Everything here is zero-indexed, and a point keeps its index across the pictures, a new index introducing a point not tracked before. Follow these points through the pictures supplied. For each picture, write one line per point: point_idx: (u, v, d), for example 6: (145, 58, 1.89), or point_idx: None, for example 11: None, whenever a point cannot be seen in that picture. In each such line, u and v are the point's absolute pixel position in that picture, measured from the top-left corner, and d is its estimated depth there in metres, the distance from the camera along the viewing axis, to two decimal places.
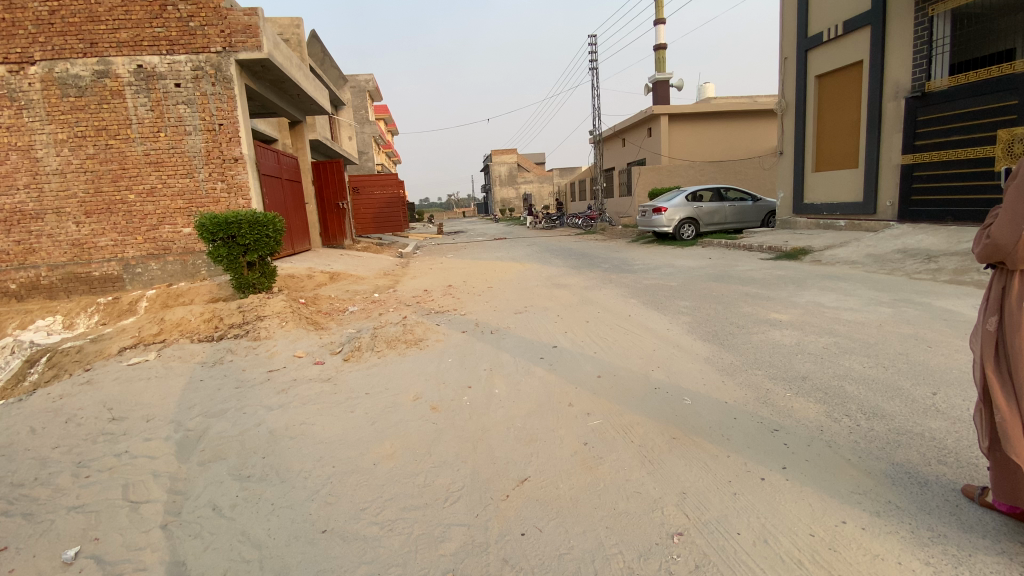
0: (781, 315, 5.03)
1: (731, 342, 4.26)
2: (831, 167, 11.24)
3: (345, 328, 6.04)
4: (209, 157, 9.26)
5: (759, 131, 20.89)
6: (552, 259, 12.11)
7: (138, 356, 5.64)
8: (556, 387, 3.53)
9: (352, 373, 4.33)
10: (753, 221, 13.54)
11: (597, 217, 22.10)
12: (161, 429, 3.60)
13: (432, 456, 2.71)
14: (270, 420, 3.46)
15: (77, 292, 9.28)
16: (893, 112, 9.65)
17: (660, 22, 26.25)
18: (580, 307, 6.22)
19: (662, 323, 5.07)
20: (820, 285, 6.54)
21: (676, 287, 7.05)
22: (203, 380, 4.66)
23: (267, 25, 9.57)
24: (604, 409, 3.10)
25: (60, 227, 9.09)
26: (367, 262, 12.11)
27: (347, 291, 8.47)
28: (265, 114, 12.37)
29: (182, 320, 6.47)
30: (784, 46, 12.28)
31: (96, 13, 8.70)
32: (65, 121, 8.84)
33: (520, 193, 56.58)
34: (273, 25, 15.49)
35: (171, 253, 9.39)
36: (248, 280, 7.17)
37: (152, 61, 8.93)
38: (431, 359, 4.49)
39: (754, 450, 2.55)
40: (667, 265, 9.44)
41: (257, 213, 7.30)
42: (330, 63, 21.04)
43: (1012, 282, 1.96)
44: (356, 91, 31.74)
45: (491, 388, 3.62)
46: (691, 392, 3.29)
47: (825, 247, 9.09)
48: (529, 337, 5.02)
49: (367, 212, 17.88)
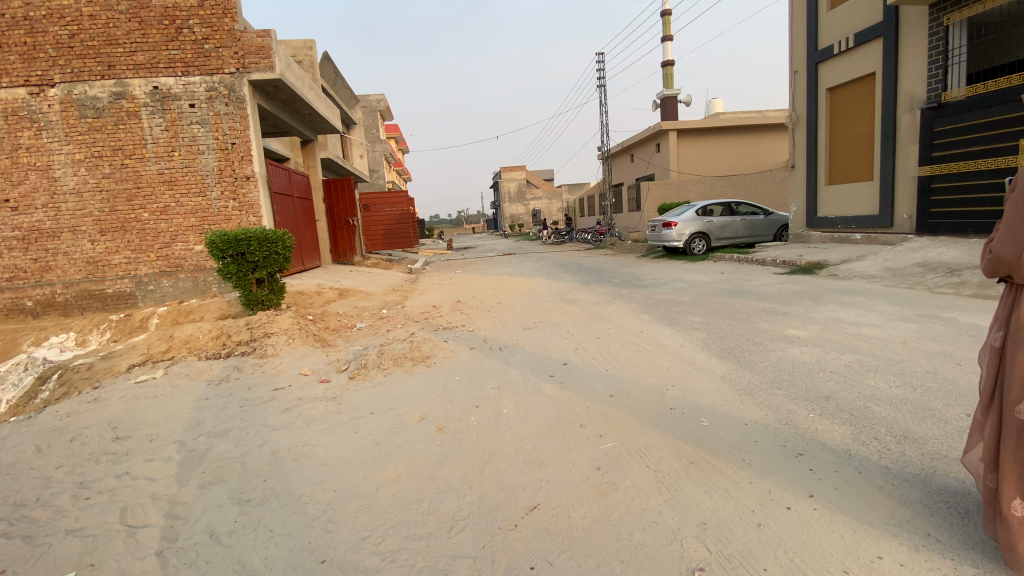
0: (799, 331, 4.87)
1: (748, 359, 4.11)
2: (845, 179, 11.07)
3: (352, 345, 5.98)
4: (222, 176, 9.36)
5: (769, 145, 20.81)
6: (562, 274, 12.03)
7: (147, 373, 5.61)
8: (566, 406, 3.41)
9: (358, 392, 4.25)
10: (766, 236, 13.37)
11: (606, 232, 22.04)
12: (164, 448, 3.53)
13: (438, 481, 2.60)
14: (273, 441, 3.37)
15: (90, 309, 9.36)
16: (908, 123, 9.51)
17: (667, 39, 26.46)
18: (591, 323, 6.11)
19: (676, 340, 4.93)
20: (838, 300, 6.37)
21: (688, 303, 6.92)
22: (209, 398, 4.60)
23: (280, 46, 9.73)
24: (616, 431, 2.97)
25: (76, 244, 9.21)
26: (377, 278, 12.12)
27: (356, 307, 8.45)
28: (278, 133, 12.53)
29: (191, 337, 6.46)
30: (794, 59, 12.23)
31: (115, 37, 8.92)
32: (83, 142, 9.01)
33: (529, 209, 56.83)
34: (287, 47, 15.83)
35: (183, 270, 9.46)
36: (257, 297, 7.15)
37: (168, 82, 9.10)
38: (438, 377, 4.38)
39: (777, 476, 2.40)
40: (678, 280, 9.31)
41: (267, 230, 7.28)
42: (342, 83, 21.44)
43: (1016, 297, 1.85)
44: (368, 111, 32.31)
45: (499, 408, 3.50)
46: (708, 412, 3.14)
47: (842, 261, 8.91)
48: (538, 354, 4.91)
49: (377, 229, 17.99)
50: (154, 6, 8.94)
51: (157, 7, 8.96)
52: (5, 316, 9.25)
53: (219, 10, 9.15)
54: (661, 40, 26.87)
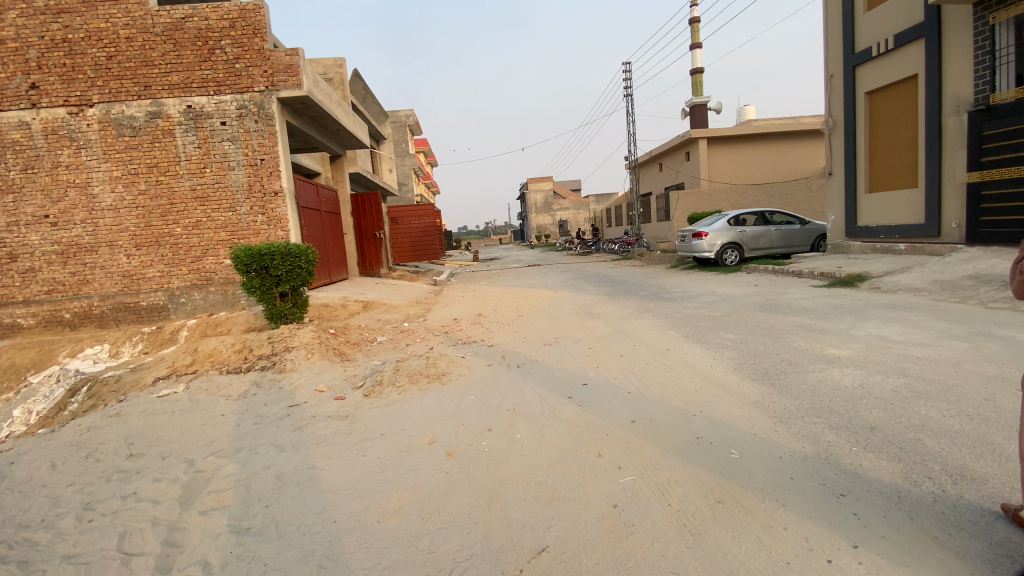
0: (839, 350, 4.53)
1: (783, 382, 3.81)
2: (887, 186, 10.50)
3: (371, 360, 5.91)
4: (251, 191, 9.56)
5: (804, 152, 20.15)
6: (587, 286, 11.79)
7: (169, 388, 5.66)
8: (583, 432, 3.20)
9: (370, 411, 4.13)
10: (802, 246, 12.81)
11: (634, 243, 21.68)
12: (174, 468, 3.49)
13: (442, 514, 2.44)
14: (280, 462, 3.28)
15: (125, 322, 9.65)
16: (955, 127, 8.97)
17: (695, 46, 26.07)
18: (615, 339, 5.87)
19: (704, 359, 4.65)
20: (881, 315, 5.96)
21: (718, 318, 6.60)
22: (225, 415, 4.58)
23: (308, 64, 9.93)
24: (636, 462, 2.75)
25: (112, 258, 9.52)
26: (402, 290, 12.14)
27: (378, 320, 8.44)
28: (307, 149, 12.77)
29: (214, 350, 6.52)
30: (829, 63, 11.75)
31: (151, 58, 9.27)
32: (119, 159, 9.35)
33: (556, 219, 56.64)
34: (318, 65, 16.25)
35: (213, 284, 9.66)
36: (280, 311, 7.18)
37: (200, 101, 9.38)
38: (452, 396, 4.22)
39: (817, 521, 2.14)
40: (708, 293, 8.97)
41: (291, 244, 7.32)
42: (372, 99, 21.87)
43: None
44: (397, 126, 32.90)
45: (513, 432, 3.32)
46: (738, 442, 2.88)
47: (885, 273, 8.40)
48: (558, 372, 4.70)
49: (404, 241, 18.12)
50: (188, 28, 9.28)
51: (191, 29, 9.30)
52: (45, 327, 9.60)
53: (249, 30, 9.42)
54: (689, 48, 26.48)
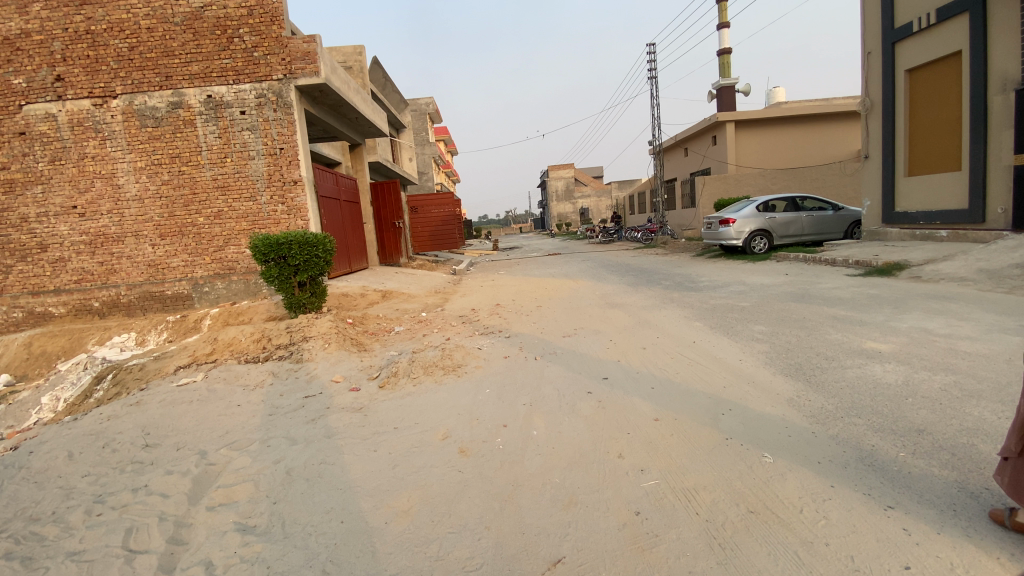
0: (880, 345, 4.23)
1: (819, 379, 3.56)
2: (927, 169, 9.90)
3: (388, 350, 5.82)
4: (271, 181, 9.56)
5: (836, 135, 19.31)
6: (608, 275, 11.54)
7: (189, 377, 5.69)
8: (603, 431, 3.02)
9: (384, 403, 4.03)
10: (835, 233, 12.27)
11: (657, 230, 21.23)
12: (186, 460, 3.47)
13: (453, 517, 2.31)
14: (290, 457, 3.20)
15: (151, 310, 9.83)
16: (1002, 106, 8.40)
17: (723, 26, 25.08)
18: (637, 330, 5.65)
19: (732, 353, 4.40)
20: (923, 306, 5.59)
21: (747, 308, 6.31)
22: (241, 405, 4.55)
23: (325, 51, 9.81)
24: (661, 465, 2.56)
25: (138, 248, 9.67)
26: (421, 280, 12.06)
27: (396, 309, 8.37)
28: (327, 138, 12.71)
29: (234, 340, 6.53)
30: (865, 40, 11.08)
31: (171, 48, 9.30)
32: (143, 150, 9.44)
33: (577, 207, 56.06)
34: (338, 54, 16.17)
35: (235, 273, 9.73)
36: (299, 300, 7.14)
37: (220, 91, 9.38)
38: (468, 390, 4.09)
39: (863, 536, 1.93)
40: (736, 282, 8.63)
41: (309, 233, 7.24)
42: (391, 87, 21.74)
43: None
44: (417, 114, 32.70)
45: (528, 429, 3.17)
46: (771, 444, 2.68)
47: (926, 261, 7.94)
48: (577, 365, 4.51)
49: (424, 230, 18.07)
50: (207, 17, 9.26)
51: (210, 18, 9.27)
52: (75, 315, 9.84)
53: (267, 18, 9.35)
54: (717, 27, 25.52)
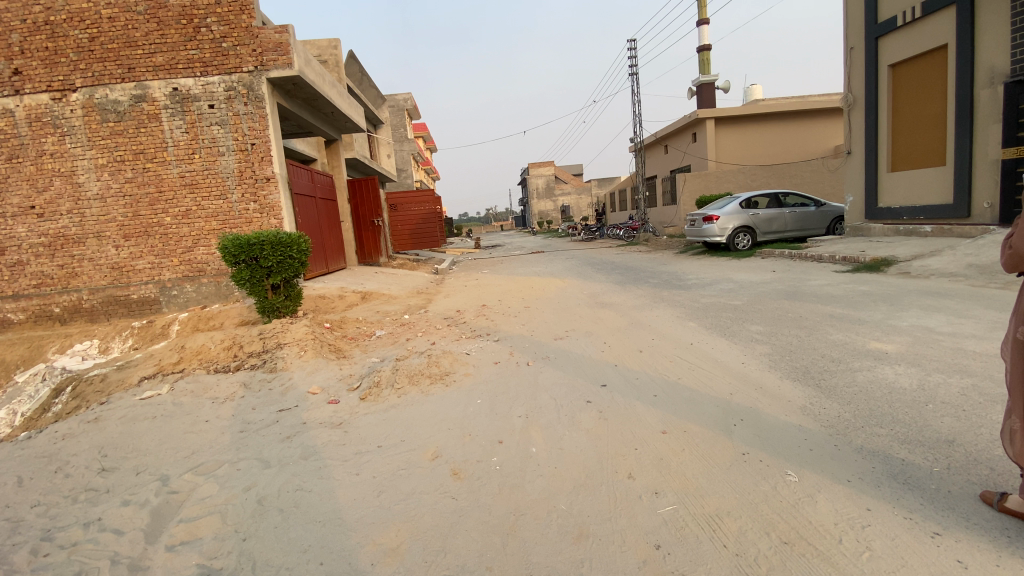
0: (884, 345, 4.10)
1: (830, 385, 3.37)
2: (911, 164, 9.94)
3: (369, 356, 5.50)
4: (242, 178, 9.09)
5: (815, 131, 19.48)
6: (594, 273, 11.35)
7: (153, 389, 5.27)
8: (609, 447, 2.77)
9: (366, 418, 3.72)
10: (817, 229, 12.30)
11: (639, 227, 21.18)
12: (146, 487, 3.13)
13: (448, 555, 2.04)
14: (262, 483, 2.88)
15: (116, 315, 9.27)
16: (988, 101, 8.46)
17: (703, 22, 25.09)
18: (630, 332, 5.44)
19: (734, 355, 4.20)
20: (919, 303, 5.50)
21: (741, 307, 6.15)
22: (209, 421, 4.19)
23: (298, 42, 9.37)
24: (677, 487, 2.33)
25: (101, 250, 9.10)
26: (402, 280, 11.69)
27: (377, 312, 8.03)
28: (301, 134, 12.21)
29: (202, 347, 6.11)
30: (848, 35, 11.08)
31: (134, 38, 8.75)
32: (104, 146, 8.88)
33: (558, 205, 56.03)
34: (312, 47, 15.63)
35: (206, 275, 9.24)
36: (272, 304, 6.74)
37: (187, 84, 8.87)
38: (457, 400, 3.80)
39: (914, 570, 1.73)
40: (725, 280, 8.50)
41: (282, 232, 6.83)
42: (368, 82, 21.20)
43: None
44: (394, 110, 32.07)
45: (526, 445, 2.91)
46: (792, 460, 2.47)
47: (913, 256, 7.93)
48: (572, 370, 4.26)
49: (404, 229, 17.63)
50: (171, 6, 8.72)
51: (175, 7, 8.74)
52: (34, 323, 9.23)
53: (236, 7, 8.86)
54: (696, 24, 25.62)
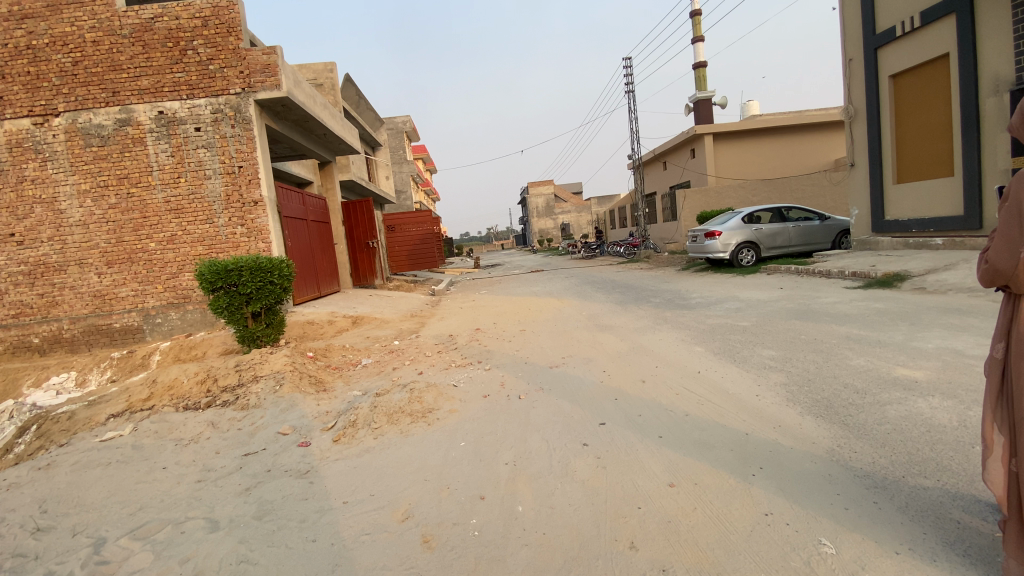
0: (912, 372, 3.69)
1: (859, 423, 2.94)
2: (917, 176, 9.62)
3: (351, 389, 5.09)
4: (229, 201, 8.80)
5: (814, 146, 19.31)
6: (595, 293, 10.99)
7: (116, 430, 4.86)
8: (607, 505, 2.37)
9: (335, 465, 3.31)
10: (822, 243, 11.95)
11: (640, 244, 20.89)
12: (75, 555, 2.72)
13: None
14: (203, 553, 2.46)
15: (97, 345, 8.88)
16: (995, 109, 8.16)
17: (698, 40, 25.18)
18: (632, 357, 5.04)
19: (746, 387, 3.78)
20: (942, 322, 5.10)
21: (750, 329, 5.76)
22: (166, 468, 3.78)
23: (287, 63, 9.18)
24: (689, 562, 1.94)
25: (82, 278, 8.78)
26: (397, 303, 11.34)
27: (366, 338, 7.65)
28: (295, 157, 11.97)
29: (174, 381, 5.70)
30: (847, 47, 10.88)
31: (119, 62, 8.58)
32: (87, 171, 8.63)
33: (558, 223, 55.99)
34: (308, 71, 15.57)
35: (191, 302, 8.90)
36: (252, 332, 6.37)
37: (173, 107, 8.67)
38: (438, 444, 3.38)
39: None
40: (731, 298, 8.12)
41: (262, 257, 6.46)
42: (365, 105, 21.19)
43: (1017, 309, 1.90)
44: (393, 132, 32.22)
45: (511, 503, 2.51)
46: (824, 523, 2.07)
47: (927, 271, 7.54)
48: (568, 404, 3.85)
49: (401, 250, 17.36)
50: (157, 29, 8.58)
51: (161, 29, 8.59)
52: (12, 354, 8.85)
53: (223, 29, 8.70)
54: (691, 42, 25.71)
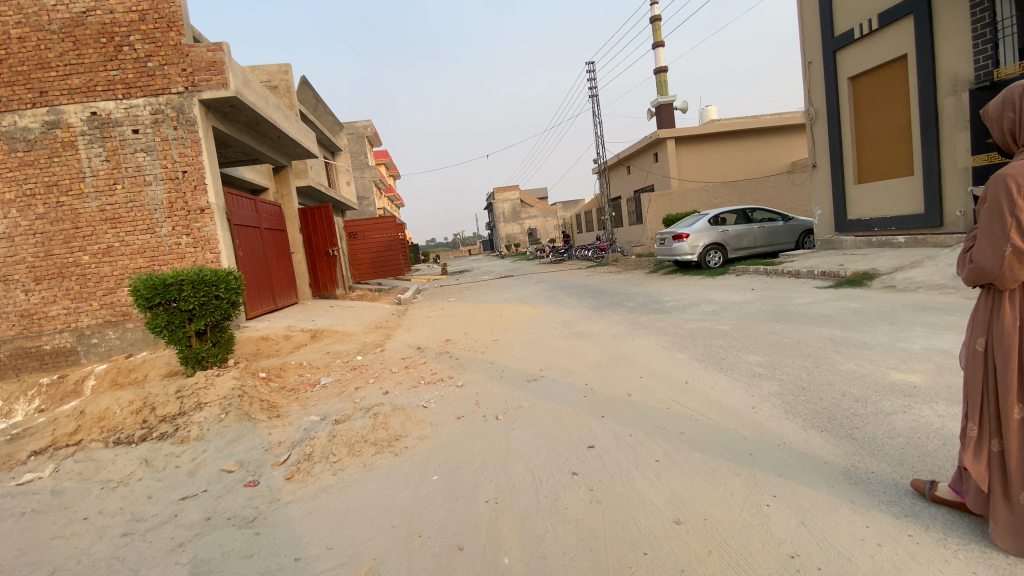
0: (908, 376, 3.52)
1: (868, 437, 2.71)
2: (878, 175, 9.81)
3: (309, 413, 4.61)
4: (172, 209, 8.09)
5: (773, 148, 19.75)
6: (566, 298, 10.74)
7: (34, 471, 4.21)
8: (608, 554, 2.03)
9: (287, 511, 2.84)
10: (787, 243, 12.08)
11: (607, 247, 20.87)
12: None
13: None
14: None
15: (25, 370, 7.97)
16: (952, 108, 8.34)
17: (658, 45, 25.48)
18: (613, 367, 4.74)
19: (739, 398, 3.52)
20: (922, 321, 5.03)
21: (730, 333, 5.57)
22: (87, 520, 3.21)
23: (235, 60, 8.54)
24: None
25: (7, 296, 7.90)
26: (360, 314, 10.76)
27: (326, 353, 7.12)
28: (247, 162, 11.25)
29: (106, 411, 5.03)
30: (806, 49, 11.09)
31: (47, 59, 7.80)
32: (12, 179, 7.81)
33: (525, 227, 55.84)
34: (261, 72, 14.83)
35: (131, 319, 8.10)
36: (197, 352, 5.76)
37: (107, 107, 7.92)
38: (407, 479, 2.97)
39: None
40: (705, 301, 7.97)
41: (206, 269, 5.87)
42: (323, 109, 20.43)
43: (1000, 305, 1.89)
44: (354, 138, 31.36)
45: (495, 554, 2.14)
46: (863, 566, 1.78)
47: (894, 269, 7.60)
48: (550, 423, 3.50)
49: (364, 258, 16.70)
50: (89, 23, 7.82)
51: (93, 24, 7.84)
52: None
53: (162, 24, 8.01)
54: (651, 46, 26.00)
